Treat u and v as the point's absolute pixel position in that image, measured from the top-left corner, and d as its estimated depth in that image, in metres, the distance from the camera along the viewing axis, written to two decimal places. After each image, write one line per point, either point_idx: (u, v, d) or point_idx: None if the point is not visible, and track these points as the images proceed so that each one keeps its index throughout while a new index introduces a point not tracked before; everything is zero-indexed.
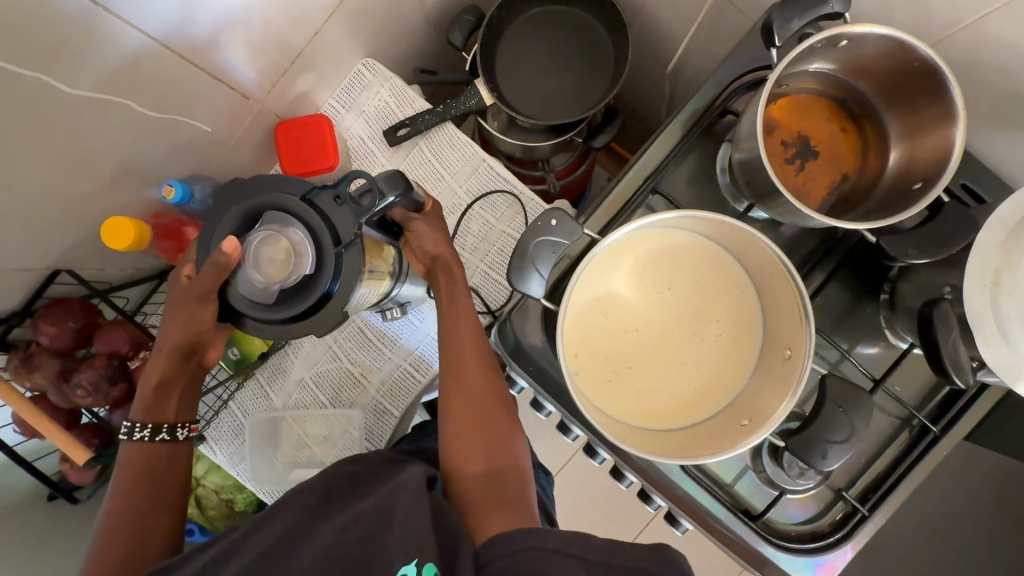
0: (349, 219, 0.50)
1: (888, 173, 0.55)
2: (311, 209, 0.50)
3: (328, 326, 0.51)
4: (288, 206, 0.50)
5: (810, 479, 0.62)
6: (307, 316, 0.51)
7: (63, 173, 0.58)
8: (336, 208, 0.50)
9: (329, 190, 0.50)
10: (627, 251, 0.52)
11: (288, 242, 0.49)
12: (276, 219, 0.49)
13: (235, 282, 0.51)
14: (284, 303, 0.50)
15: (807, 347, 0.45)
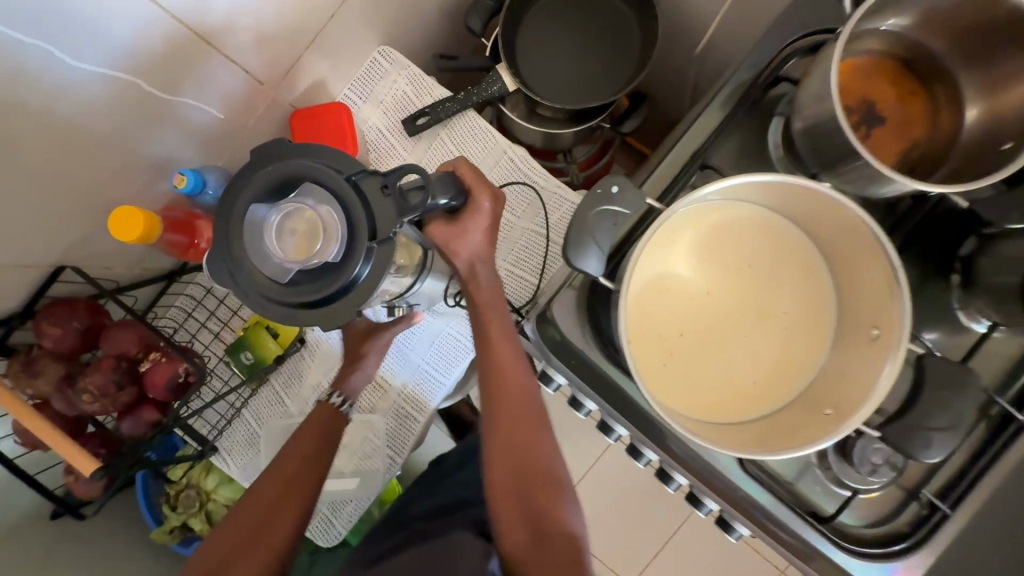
0: (392, 213, 0.44)
1: (965, 134, 0.50)
2: (353, 191, 0.43)
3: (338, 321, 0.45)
4: (326, 179, 0.43)
5: (882, 476, 0.56)
6: (321, 303, 0.44)
7: (69, 161, 0.53)
8: (380, 198, 0.44)
9: (377, 177, 0.44)
10: (685, 226, 0.48)
11: (320, 223, 0.43)
12: (317, 193, 0.43)
13: (244, 252, 0.44)
14: (299, 286, 0.44)
15: (904, 324, 0.40)
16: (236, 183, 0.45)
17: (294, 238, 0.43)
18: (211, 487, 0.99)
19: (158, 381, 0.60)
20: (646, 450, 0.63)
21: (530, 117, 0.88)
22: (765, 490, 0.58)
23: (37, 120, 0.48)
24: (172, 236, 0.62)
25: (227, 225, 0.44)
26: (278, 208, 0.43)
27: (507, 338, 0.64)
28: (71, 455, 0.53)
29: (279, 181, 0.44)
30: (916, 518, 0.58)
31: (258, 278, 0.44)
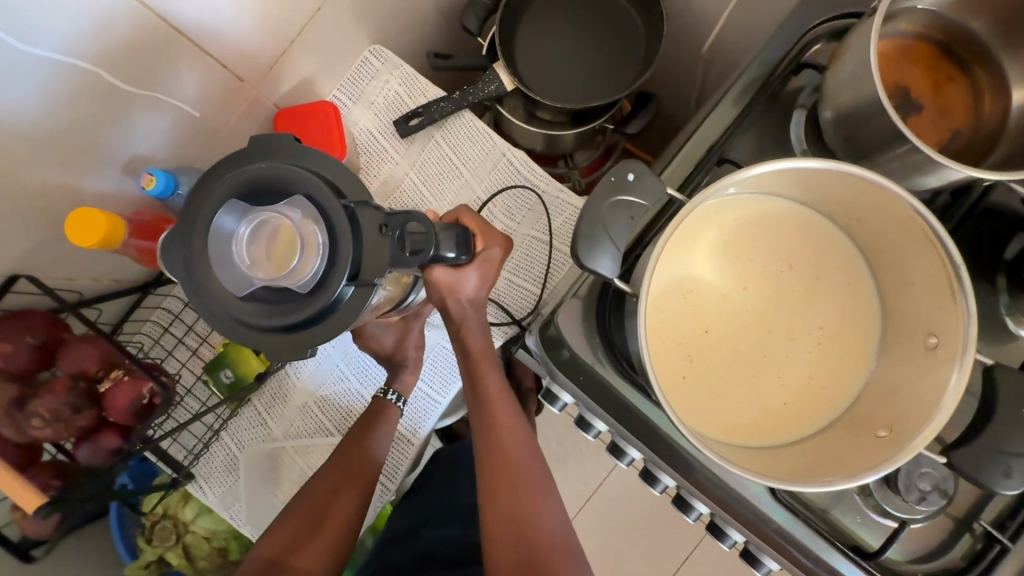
0: (383, 255, 0.37)
1: (1014, 117, 0.45)
2: (345, 217, 0.36)
3: (288, 355, 0.37)
4: (318, 192, 0.36)
5: (932, 505, 0.50)
6: (273, 331, 0.37)
7: (20, 154, 0.48)
8: (375, 234, 0.37)
9: (379, 212, 0.37)
10: (709, 223, 0.43)
11: (300, 244, 0.36)
12: (305, 209, 0.36)
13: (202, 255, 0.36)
14: (254, 308, 0.36)
15: (968, 329, 0.35)
16: (208, 181, 0.38)
17: (268, 253, 0.36)
18: (189, 518, 0.91)
19: (120, 403, 0.54)
20: (664, 476, 0.57)
21: (530, 118, 0.84)
22: (800, 522, 0.51)
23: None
24: (141, 241, 0.57)
25: (189, 225, 0.37)
26: (256, 216, 0.36)
27: (504, 402, 0.61)
28: (14, 492, 0.46)
29: (262, 183, 0.37)
30: (970, 551, 0.51)
31: (214, 290, 0.36)
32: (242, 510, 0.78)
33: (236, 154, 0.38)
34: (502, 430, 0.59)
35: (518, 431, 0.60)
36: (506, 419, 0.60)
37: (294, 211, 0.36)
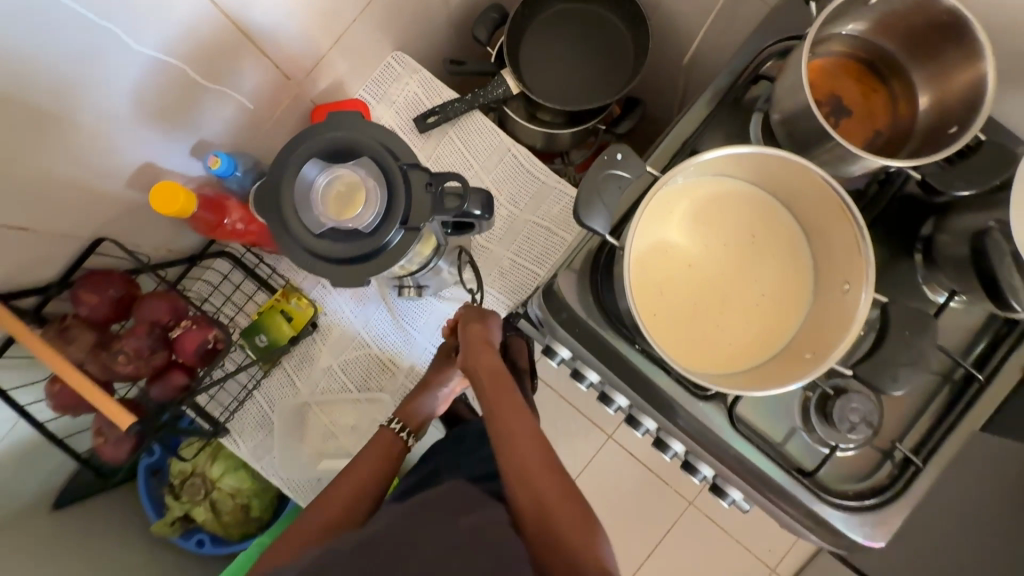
0: (426, 207, 0.47)
1: (921, 119, 0.57)
2: (400, 178, 0.47)
3: (348, 284, 0.48)
4: (382, 156, 0.47)
5: (861, 434, 0.61)
6: (340, 263, 0.47)
7: (117, 132, 0.58)
8: (422, 191, 0.48)
9: (426, 173, 0.48)
10: (678, 197, 0.54)
11: (364, 195, 0.47)
12: (371, 168, 0.47)
13: (289, 197, 0.47)
14: (326, 242, 0.47)
15: (869, 274, 0.47)
16: (291, 145, 0.48)
17: (337, 199, 0.46)
18: (216, 476, 1.00)
19: (189, 346, 0.64)
20: (646, 418, 0.69)
21: (532, 118, 0.95)
22: (755, 447, 0.63)
23: (90, 93, 0.53)
24: (205, 214, 0.67)
25: (276, 185, 0.48)
26: (333, 170, 0.47)
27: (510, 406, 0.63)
28: (108, 408, 0.56)
29: (338, 148, 0.48)
30: (891, 475, 0.63)
31: (295, 229, 0.47)
32: (273, 461, 0.87)
33: (318, 124, 0.49)
34: (508, 426, 0.61)
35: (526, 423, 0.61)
36: (512, 419, 0.61)
37: (364, 168, 0.47)
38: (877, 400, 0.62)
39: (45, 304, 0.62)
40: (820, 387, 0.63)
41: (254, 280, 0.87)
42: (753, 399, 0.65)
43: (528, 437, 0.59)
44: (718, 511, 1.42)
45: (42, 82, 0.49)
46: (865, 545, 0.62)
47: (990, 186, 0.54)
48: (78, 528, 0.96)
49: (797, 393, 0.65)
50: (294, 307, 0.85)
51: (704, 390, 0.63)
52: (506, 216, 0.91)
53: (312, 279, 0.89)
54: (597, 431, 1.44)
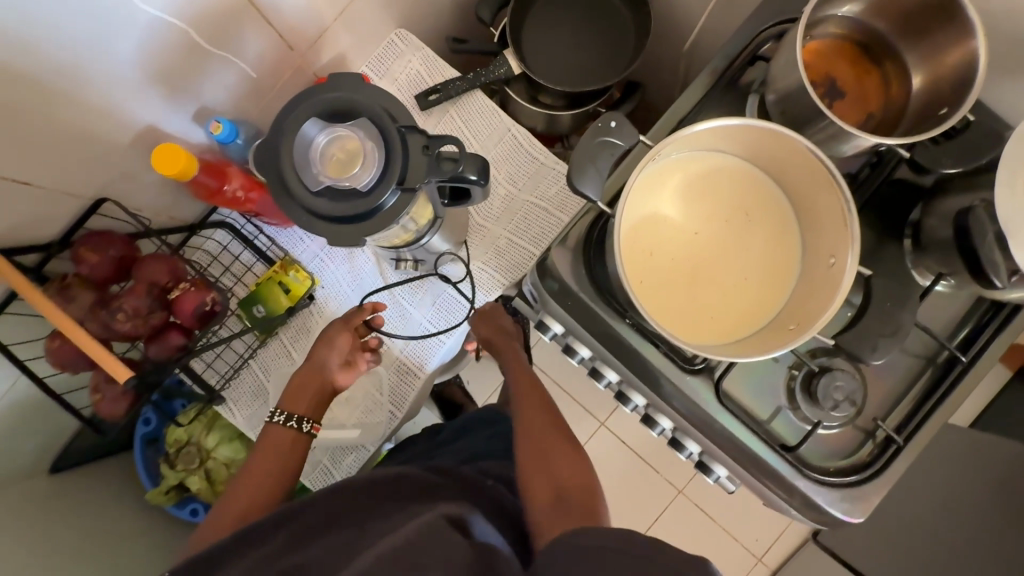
0: (422, 170, 0.49)
1: (913, 100, 0.58)
2: (398, 140, 0.48)
3: (344, 243, 0.49)
4: (381, 117, 0.48)
5: (843, 411, 0.63)
6: (338, 222, 0.48)
7: (120, 93, 0.59)
8: (419, 153, 0.49)
9: (423, 137, 0.49)
10: (672, 168, 0.55)
11: (362, 155, 0.48)
12: (370, 129, 0.48)
13: (288, 155, 0.48)
14: (324, 199, 0.47)
15: (853, 245, 0.48)
16: (289, 106, 0.48)
17: (335, 159, 0.48)
18: (211, 446, 1.02)
19: (188, 307, 0.65)
20: (635, 393, 0.70)
21: (532, 99, 0.95)
22: (737, 421, 0.64)
23: (101, 54, 0.54)
24: (206, 179, 0.68)
25: (276, 144, 0.48)
26: (333, 130, 0.48)
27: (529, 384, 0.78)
28: (107, 362, 0.57)
29: (338, 109, 0.49)
30: (871, 454, 0.64)
31: (294, 187, 0.48)
32: None
33: (316, 85, 0.49)
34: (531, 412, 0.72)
35: (552, 412, 0.72)
36: (538, 413, 0.72)
37: (362, 131, 0.48)
38: (860, 377, 0.64)
39: (46, 262, 0.63)
40: (806, 364, 0.65)
41: (253, 251, 0.88)
42: (739, 376, 0.66)
43: (547, 422, 0.70)
44: (706, 499, 1.45)
45: (54, 42, 0.50)
46: (843, 521, 0.63)
47: (974, 165, 0.56)
48: (72, 492, 0.97)
49: (783, 371, 0.66)
50: (291, 279, 0.87)
51: (692, 364, 0.64)
52: (504, 195, 0.92)
53: (310, 251, 0.90)
54: (590, 417, 1.46)
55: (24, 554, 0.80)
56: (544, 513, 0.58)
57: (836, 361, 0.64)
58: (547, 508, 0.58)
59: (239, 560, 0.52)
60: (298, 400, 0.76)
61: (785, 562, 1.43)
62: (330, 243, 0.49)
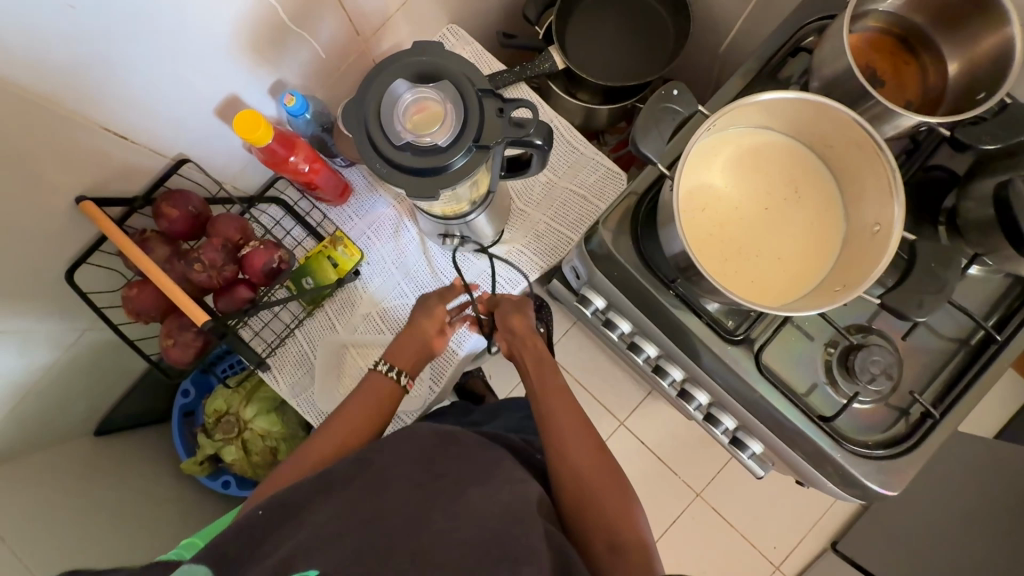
0: (497, 130, 0.53)
1: (951, 88, 0.62)
2: (476, 101, 0.52)
3: (419, 195, 0.52)
4: (461, 82, 0.53)
5: (880, 386, 0.65)
6: (416, 175, 0.52)
7: (210, 64, 0.64)
8: (494, 115, 0.53)
9: (499, 101, 0.53)
10: (723, 142, 0.59)
11: (441, 112, 0.52)
12: (451, 91, 0.52)
13: (374, 112, 0.52)
14: (407, 152, 0.51)
15: (898, 213, 0.52)
16: (375, 69, 0.53)
17: (416, 115, 0.52)
18: (249, 416, 1.04)
19: (257, 263, 0.70)
20: (674, 367, 0.74)
21: (572, 94, 1.00)
22: (776, 392, 0.66)
23: (201, 59, 0.63)
24: (277, 148, 0.73)
25: (361, 103, 0.53)
26: (419, 91, 0.52)
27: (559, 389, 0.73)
28: (189, 308, 0.64)
29: (421, 73, 0.53)
30: (906, 430, 0.66)
31: (377, 142, 0.52)
32: (309, 398, 0.91)
33: (401, 51, 0.54)
34: (570, 438, 0.67)
35: (596, 443, 0.67)
36: (576, 442, 0.67)
37: (435, 100, 0.52)
38: (896, 353, 0.66)
39: (128, 216, 0.71)
40: (843, 340, 0.67)
41: (304, 227, 0.90)
42: (779, 350, 0.68)
43: (589, 449, 0.66)
44: (725, 504, 1.44)
45: (169, 41, 0.58)
46: (878, 493, 0.65)
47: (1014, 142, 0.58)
48: (112, 457, 0.99)
49: (819, 348, 0.68)
50: (340, 254, 0.88)
51: (732, 335, 0.67)
52: (544, 182, 0.96)
53: (358, 229, 0.93)
54: (610, 416, 1.46)
55: (72, 508, 0.81)
56: (600, 550, 0.58)
57: (871, 339, 0.67)
58: (603, 544, 0.59)
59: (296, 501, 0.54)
60: (400, 354, 0.80)
61: (804, 571, 1.42)
62: (405, 194, 0.53)
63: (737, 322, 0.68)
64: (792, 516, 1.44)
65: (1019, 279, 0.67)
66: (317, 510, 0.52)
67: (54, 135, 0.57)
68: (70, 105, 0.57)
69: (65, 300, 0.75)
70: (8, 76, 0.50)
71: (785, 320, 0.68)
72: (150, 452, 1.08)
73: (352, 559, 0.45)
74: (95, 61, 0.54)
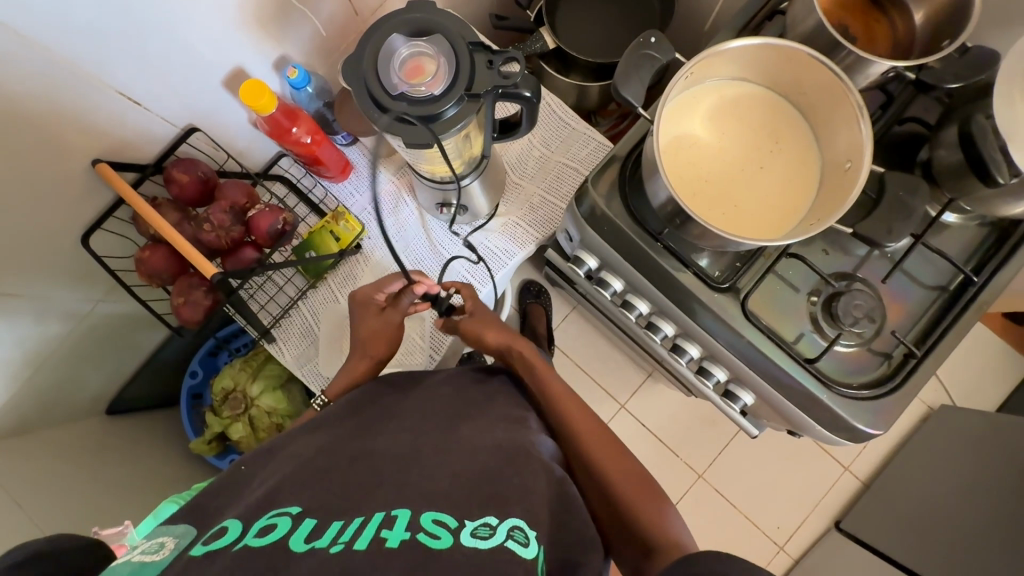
0: (486, 80, 0.56)
1: (918, 38, 0.65)
2: (466, 54, 0.56)
3: (416, 141, 0.56)
4: (452, 35, 0.56)
5: (863, 330, 0.67)
6: (412, 124, 0.56)
7: (216, 36, 0.68)
8: (484, 68, 0.57)
9: (488, 54, 0.57)
10: (702, 94, 0.62)
11: (434, 68, 0.55)
12: (443, 45, 0.56)
13: (371, 64, 0.56)
14: (403, 101, 0.55)
15: (867, 148, 0.55)
16: (373, 26, 0.57)
17: (410, 69, 0.55)
18: (256, 394, 1.07)
19: (264, 226, 0.74)
20: (665, 322, 0.77)
21: (563, 74, 1.03)
22: (763, 337, 0.68)
23: (210, 30, 0.67)
24: (279, 117, 0.77)
25: (360, 58, 0.56)
26: (413, 45, 0.55)
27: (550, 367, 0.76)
28: (201, 264, 0.67)
29: (417, 30, 0.57)
30: (891, 372, 0.68)
31: (373, 90, 0.55)
32: (313, 369, 0.94)
33: (397, 11, 0.58)
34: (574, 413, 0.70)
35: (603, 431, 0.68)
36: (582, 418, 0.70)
37: (427, 56, 0.55)
38: (878, 297, 0.69)
39: (141, 183, 0.74)
40: (827, 288, 0.69)
41: (307, 202, 0.93)
42: (766, 298, 0.70)
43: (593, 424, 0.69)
44: (727, 484, 1.45)
45: (181, 13, 0.62)
46: (866, 433, 0.67)
47: (975, 82, 0.61)
48: (122, 435, 1.01)
49: (804, 297, 0.71)
50: (342, 228, 0.91)
51: (719, 284, 0.70)
52: (538, 156, 1.00)
53: (359, 204, 0.97)
54: (610, 399, 1.47)
55: (84, 481, 0.83)
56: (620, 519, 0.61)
57: (853, 285, 0.69)
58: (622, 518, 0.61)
59: (300, 447, 0.56)
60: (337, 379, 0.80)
61: (808, 551, 1.42)
62: (403, 142, 0.56)
63: (723, 272, 0.71)
64: (796, 494, 1.45)
65: (993, 224, 0.71)
66: (318, 455, 0.53)
67: (73, 97, 0.61)
68: (88, 66, 0.60)
69: (77, 270, 0.77)
70: (35, 34, 0.53)
71: (769, 269, 0.70)
72: (158, 433, 1.10)
73: (350, 496, 0.46)
74: (109, 29, 0.58)
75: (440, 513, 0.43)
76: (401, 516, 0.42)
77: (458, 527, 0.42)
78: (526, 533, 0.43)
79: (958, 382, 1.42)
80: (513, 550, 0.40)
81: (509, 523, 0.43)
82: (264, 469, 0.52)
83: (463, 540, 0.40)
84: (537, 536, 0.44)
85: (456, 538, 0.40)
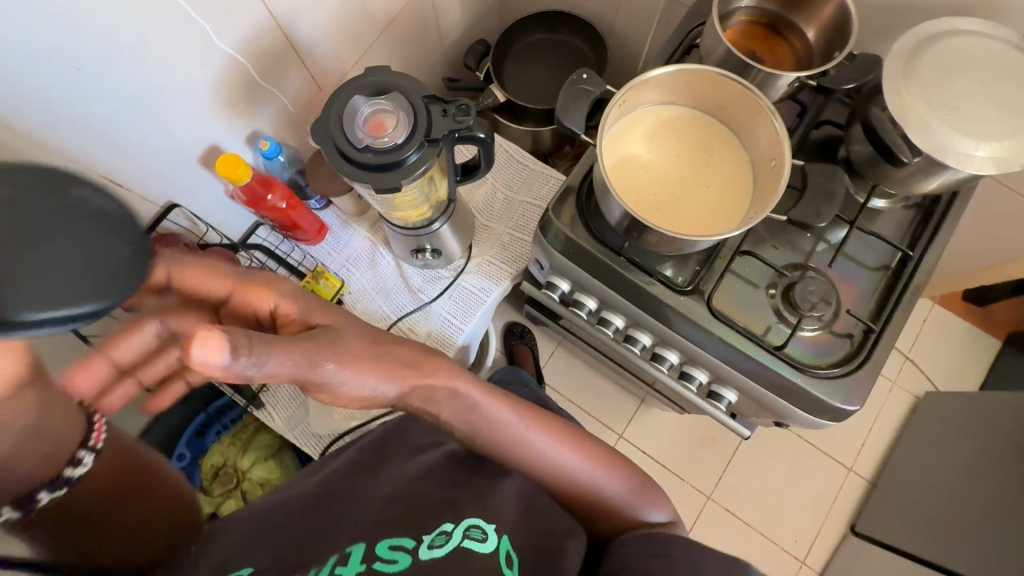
0: (443, 126, 0.63)
1: (815, 54, 0.75)
2: (422, 106, 0.62)
3: (384, 185, 0.61)
4: (409, 91, 0.63)
5: (820, 314, 0.72)
6: (379, 171, 0.61)
7: (190, 117, 0.74)
8: (440, 116, 0.63)
9: (443, 103, 0.63)
10: (636, 120, 0.70)
11: (394, 121, 0.61)
12: (402, 100, 0.62)
13: (337, 123, 0.61)
14: (369, 152, 0.60)
15: (786, 145, 0.62)
16: (337, 90, 0.63)
17: (373, 123, 0.61)
18: (247, 466, 1.04)
19: None
20: (640, 332, 0.80)
21: (517, 123, 1.12)
22: (732, 331, 0.72)
23: (184, 112, 0.72)
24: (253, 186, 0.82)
25: (326, 118, 0.62)
26: (374, 103, 0.62)
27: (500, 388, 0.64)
28: None
29: (376, 90, 0.64)
30: (855, 349, 0.72)
31: (342, 145, 0.61)
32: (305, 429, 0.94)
33: (357, 76, 0.65)
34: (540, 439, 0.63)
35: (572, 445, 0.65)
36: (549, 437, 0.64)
37: (386, 111, 0.62)
38: (830, 282, 0.74)
39: None
40: (782, 279, 0.74)
41: (286, 265, 0.97)
42: (729, 295, 0.75)
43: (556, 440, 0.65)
44: (738, 503, 1.43)
45: (156, 98, 0.67)
46: (845, 410, 0.70)
47: (867, 83, 0.71)
48: None
49: (763, 292, 0.75)
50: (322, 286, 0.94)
51: (683, 288, 0.74)
52: (503, 199, 1.06)
53: (337, 262, 1.00)
54: (607, 430, 1.47)
55: None
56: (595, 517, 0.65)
57: (807, 274, 0.74)
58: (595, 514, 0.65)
59: (293, 491, 0.56)
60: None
61: (829, 562, 1.39)
62: (371, 187, 0.61)
63: (686, 278, 0.75)
64: (807, 503, 1.43)
65: (918, 205, 0.78)
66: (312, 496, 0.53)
67: None
68: (71, 154, 0.64)
69: None
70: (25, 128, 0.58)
71: (727, 268, 0.75)
72: None
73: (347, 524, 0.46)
74: (91, 117, 0.63)
75: (395, 538, 0.47)
76: (354, 551, 0.45)
77: (415, 545, 0.47)
78: (482, 529, 0.50)
79: (936, 367, 1.47)
80: (470, 549, 0.47)
81: (466, 524, 0.50)
82: (259, 515, 0.52)
83: (421, 556, 0.46)
84: (495, 527, 0.51)
85: (414, 557, 0.45)
